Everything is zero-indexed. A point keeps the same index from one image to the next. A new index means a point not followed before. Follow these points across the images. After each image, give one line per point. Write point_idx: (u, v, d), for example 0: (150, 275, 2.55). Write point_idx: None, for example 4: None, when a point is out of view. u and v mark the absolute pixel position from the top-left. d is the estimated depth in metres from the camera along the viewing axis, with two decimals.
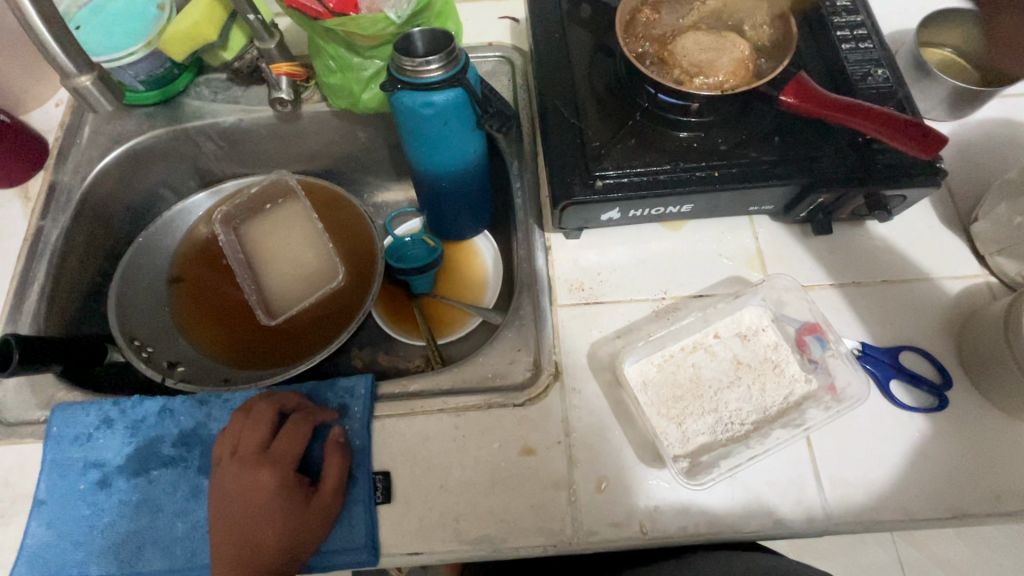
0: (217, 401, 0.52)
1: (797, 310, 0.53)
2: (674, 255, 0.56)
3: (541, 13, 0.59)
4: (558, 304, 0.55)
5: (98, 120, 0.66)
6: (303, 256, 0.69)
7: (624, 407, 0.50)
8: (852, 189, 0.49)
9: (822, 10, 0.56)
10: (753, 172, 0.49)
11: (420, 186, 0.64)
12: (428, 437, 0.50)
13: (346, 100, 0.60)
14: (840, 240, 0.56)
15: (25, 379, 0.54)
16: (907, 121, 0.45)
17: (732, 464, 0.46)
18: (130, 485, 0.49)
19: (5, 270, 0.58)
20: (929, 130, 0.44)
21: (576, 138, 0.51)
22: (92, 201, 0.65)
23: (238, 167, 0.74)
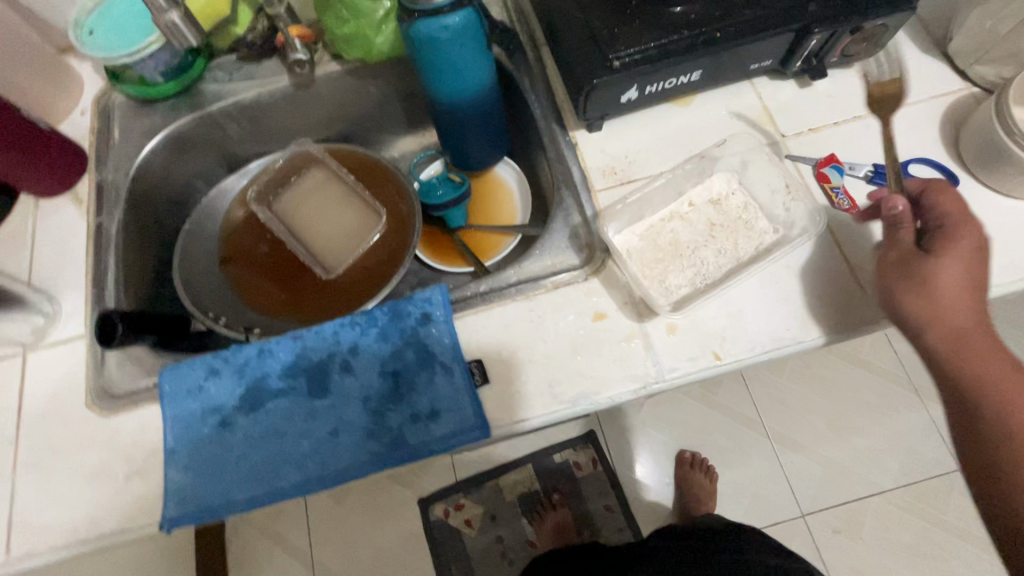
0: (308, 334, 0.56)
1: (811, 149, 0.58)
2: (692, 127, 0.61)
3: None
4: (597, 190, 0.59)
5: (127, 120, 0.70)
6: (343, 213, 0.73)
7: (681, 261, 0.55)
8: (840, 27, 0.54)
9: None
10: (752, 27, 0.54)
11: (443, 118, 0.69)
12: (508, 324, 0.55)
13: (360, 50, 0.64)
14: (835, 84, 0.61)
15: (125, 354, 0.58)
16: None
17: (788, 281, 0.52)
18: (249, 420, 0.53)
19: (80, 265, 0.62)
20: None
21: (586, 32, 0.56)
22: (137, 195, 0.69)
23: (262, 145, 0.78)
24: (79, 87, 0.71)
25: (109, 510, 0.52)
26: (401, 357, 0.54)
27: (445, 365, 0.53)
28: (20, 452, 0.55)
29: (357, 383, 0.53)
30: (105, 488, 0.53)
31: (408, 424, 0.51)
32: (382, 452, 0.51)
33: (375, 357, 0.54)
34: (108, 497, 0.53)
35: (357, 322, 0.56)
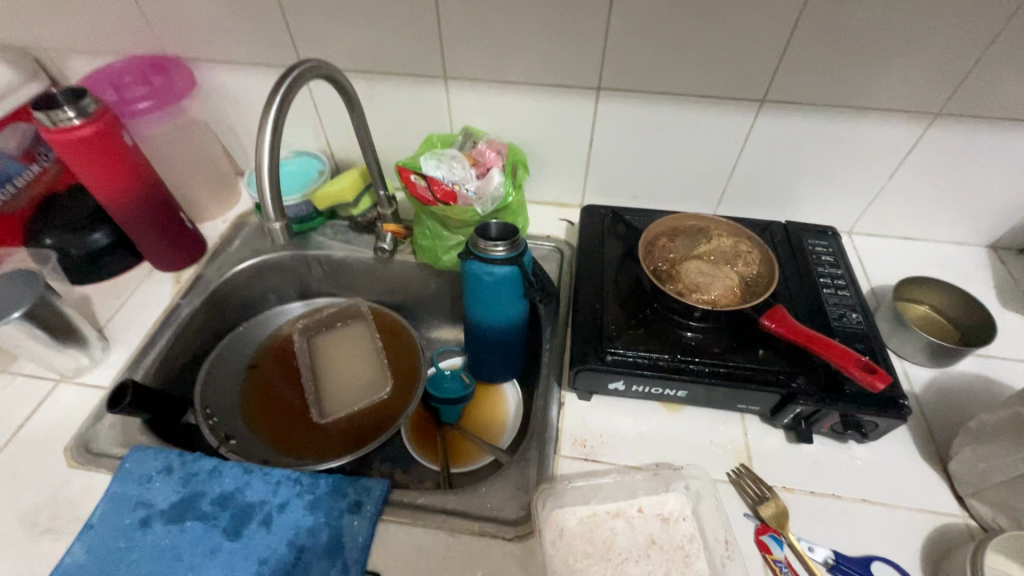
0: (259, 473, 0.61)
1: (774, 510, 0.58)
2: (668, 435, 0.64)
3: (588, 221, 0.77)
4: (561, 454, 0.62)
5: (247, 238, 0.89)
6: (360, 370, 0.83)
7: (609, 566, 0.54)
8: (825, 405, 0.57)
9: (809, 259, 0.70)
10: (739, 375, 0.60)
11: (472, 332, 0.79)
12: (422, 549, 0.55)
13: (429, 257, 0.79)
14: (822, 452, 0.62)
15: (120, 418, 0.66)
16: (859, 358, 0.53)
17: None
18: (164, 530, 0.57)
19: (143, 331, 0.75)
20: (877, 368, 0.52)
21: (597, 321, 0.65)
22: (220, 293, 0.84)
23: (333, 289, 0.93)
24: (233, 203, 0.93)
25: (7, 559, 0.55)
26: (316, 535, 0.56)
27: (347, 562, 0.54)
28: None
29: (266, 542, 0.56)
30: (20, 534, 0.57)
31: None
32: None
33: (296, 523, 0.57)
34: (15, 544, 0.56)
35: (302, 482, 0.60)
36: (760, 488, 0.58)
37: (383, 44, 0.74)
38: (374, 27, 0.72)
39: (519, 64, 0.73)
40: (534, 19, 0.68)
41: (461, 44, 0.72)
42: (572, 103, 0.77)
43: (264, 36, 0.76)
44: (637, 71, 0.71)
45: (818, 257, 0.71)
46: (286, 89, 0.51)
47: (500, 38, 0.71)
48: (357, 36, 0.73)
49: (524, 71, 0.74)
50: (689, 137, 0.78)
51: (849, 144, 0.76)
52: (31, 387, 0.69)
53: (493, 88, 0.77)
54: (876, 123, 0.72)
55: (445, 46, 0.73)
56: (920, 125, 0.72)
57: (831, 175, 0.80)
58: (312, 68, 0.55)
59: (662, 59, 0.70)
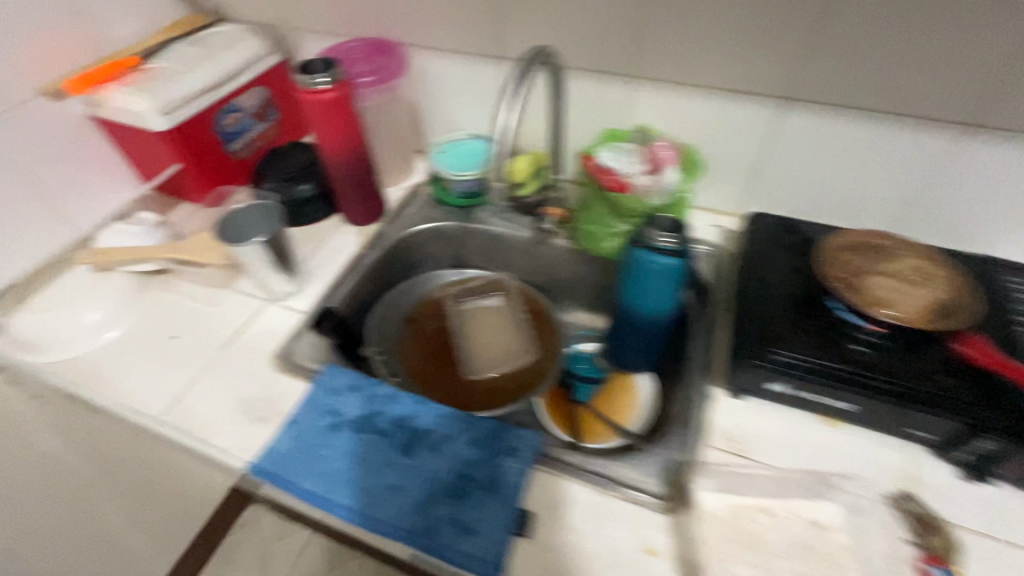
0: (429, 405, 0.68)
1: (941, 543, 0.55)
2: (824, 446, 0.63)
3: (757, 230, 0.78)
4: (709, 444, 0.63)
5: (419, 205, 0.99)
6: (503, 339, 0.89)
7: (755, 557, 0.54)
8: (1016, 445, 0.54)
9: (1004, 295, 0.66)
10: (913, 396, 0.58)
11: (621, 317, 0.82)
12: (571, 501, 0.60)
13: (590, 243, 0.83)
14: (1000, 498, 0.58)
15: (315, 339, 0.77)
16: None
17: None
18: (351, 436, 0.65)
19: (334, 271, 0.87)
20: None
21: (761, 322, 0.66)
22: (394, 250, 0.94)
23: (484, 262, 1.01)
24: (409, 174, 1.04)
25: (228, 433, 0.67)
26: (478, 467, 0.62)
27: (503, 498, 0.59)
28: (217, 359, 0.75)
29: (435, 465, 0.62)
30: (238, 415, 0.69)
31: (447, 525, 0.57)
32: (415, 530, 0.57)
33: (460, 454, 0.63)
34: (234, 422, 0.68)
35: (465, 420, 0.66)
36: (928, 518, 0.56)
37: (578, 40, 0.80)
38: (574, 27, 0.79)
39: (706, 68, 0.76)
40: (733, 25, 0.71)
41: (654, 45, 0.77)
42: (752, 110, 0.78)
43: (472, 27, 0.85)
44: (828, 84, 0.72)
45: (1015, 296, 0.66)
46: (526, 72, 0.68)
47: (693, 41, 0.74)
48: (556, 31, 0.81)
49: (709, 77, 0.77)
50: (871, 155, 0.77)
51: None
52: (246, 303, 0.83)
53: (674, 89, 0.80)
54: None
55: (638, 45, 0.78)
56: None
57: None
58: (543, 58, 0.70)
59: (860, 73, 0.70)
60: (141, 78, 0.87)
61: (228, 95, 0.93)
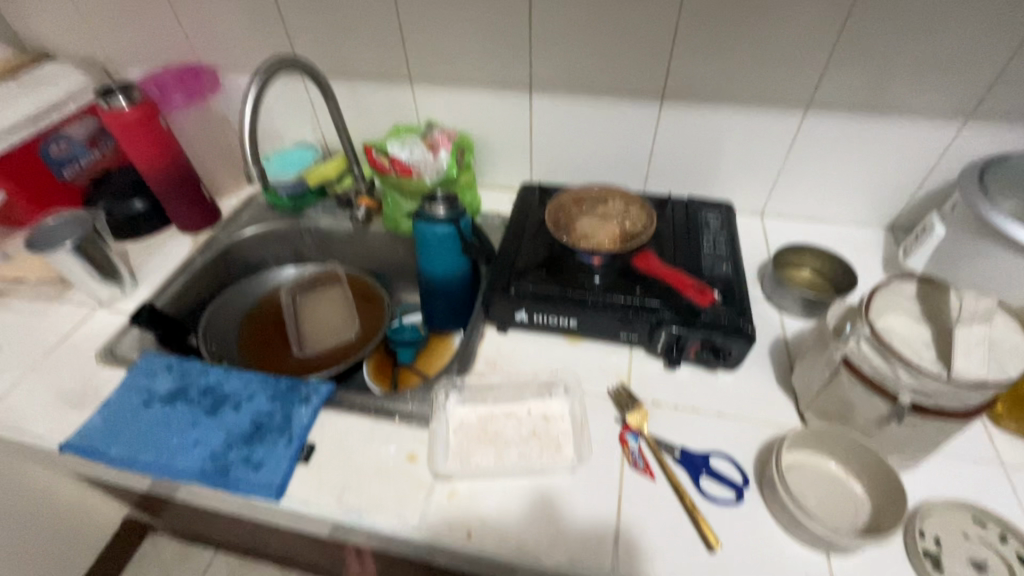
0: (237, 373, 0.77)
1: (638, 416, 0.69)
2: (566, 359, 0.77)
3: (524, 196, 0.92)
4: (474, 371, 0.76)
5: (254, 211, 1.08)
6: (334, 320, 1.00)
7: (493, 449, 0.67)
8: (683, 330, 0.70)
9: (699, 225, 0.84)
10: (616, 306, 0.73)
11: (425, 284, 0.94)
12: (351, 431, 0.70)
13: (393, 224, 0.97)
14: (693, 378, 0.74)
15: (139, 334, 0.85)
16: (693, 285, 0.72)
17: (568, 512, 0.61)
18: (161, 407, 0.73)
19: (165, 274, 0.95)
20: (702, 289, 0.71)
21: (511, 266, 0.80)
22: (228, 252, 1.03)
23: (322, 257, 1.11)
24: (245, 184, 1.13)
25: (45, 421, 0.73)
26: (273, 416, 0.72)
27: (292, 435, 0.69)
28: (41, 362, 0.81)
29: (235, 419, 0.72)
30: (57, 406, 0.75)
31: (238, 464, 0.67)
32: (208, 472, 0.66)
33: (259, 407, 0.73)
34: (53, 412, 0.74)
35: (267, 381, 0.76)
36: (629, 398, 0.70)
37: (361, 52, 0.93)
38: (354, 43, 0.92)
39: (466, 67, 0.91)
40: (473, 31, 0.86)
41: (420, 53, 0.91)
42: (512, 99, 0.94)
43: (271, 48, 0.96)
44: (557, 73, 0.88)
45: (708, 225, 0.84)
46: (265, 73, 0.74)
47: (449, 46, 0.89)
48: (340, 46, 0.93)
49: (471, 75, 0.92)
50: (610, 127, 0.94)
51: (747, 134, 0.89)
52: (76, 311, 0.89)
53: (448, 87, 0.95)
54: (763, 115, 0.86)
55: (408, 53, 0.91)
56: (800, 114, 0.85)
57: (736, 160, 0.93)
58: (290, 63, 0.78)
59: (577, 62, 0.86)
60: None
61: (53, 125, 1.00)
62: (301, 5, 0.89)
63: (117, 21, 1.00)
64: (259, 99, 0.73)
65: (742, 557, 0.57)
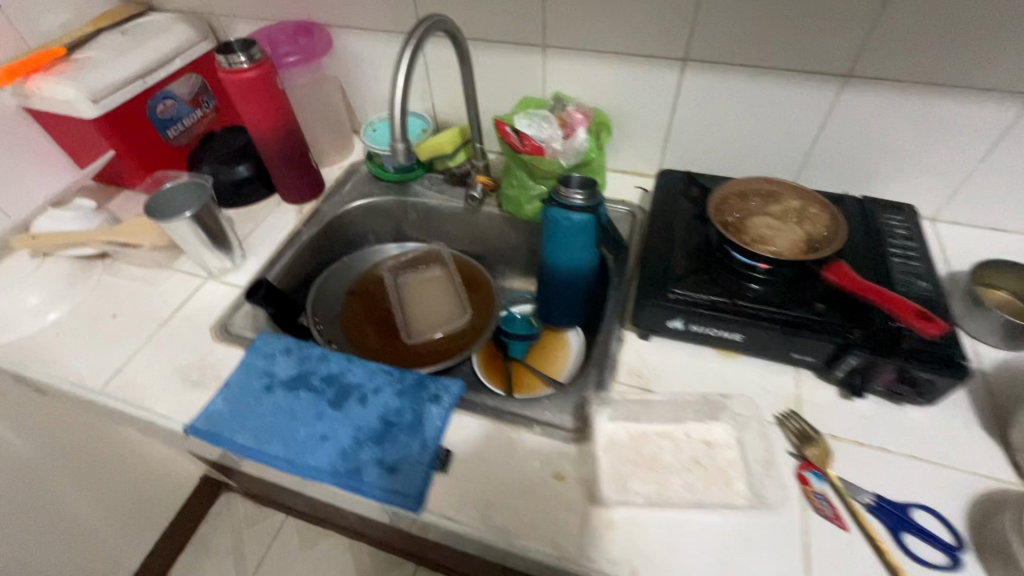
0: (359, 363, 0.72)
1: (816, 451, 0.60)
2: (722, 376, 0.68)
3: (665, 184, 0.82)
4: (618, 382, 0.69)
5: (357, 183, 1.02)
6: (442, 304, 0.94)
7: (652, 475, 0.59)
8: (879, 359, 0.60)
9: (883, 231, 0.72)
10: (795, 323, 0.63)
11: (546, 275, 0.86)
12: (488, 439, 0.64)
13: (513, 207, 0.88)
14: (875, 411, 0.64)
15: (252, 311, 0.80)
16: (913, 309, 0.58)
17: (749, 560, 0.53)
18: (284, 395, 0.69)
19: (272, 247, 0.90)
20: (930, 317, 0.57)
21: (663, 266, 0.71)
22: (332, 226, 0.97)
23: (424, 235, 1.05)
24: (346, 153, 1.07)
25: (166, 399, 0.70)
26: (403, 415, 0.66)
27: (425, 439, 0.64)
28: (156, 334, 0.78)
29: (362, 415, 0.67)
30: (176, 384, 0.72)
31: (371, 467, 0.62)
32: (340, 473, 0.61)
33: (386, 404, 0.67)
34: (172, 390, 0.71)
35: (392, 375, 0.70)
36: (808, 430, 0.61)
37: (493, 14, 0.83)
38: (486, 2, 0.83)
39: (611, 35, 0.80)
40: None
41: (560, 16, 0.81)
42: (658, 74, 0.83)
43: (392, 6, 0.88)
44: (720, 46, 0.77)
45: (893, 231, 0.72)
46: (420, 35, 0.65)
47: (596, 10, 0.78)
48: (471, 6, 0.84)
49: (615, 44, 0.81)
50: (769, 111, 0.82)
51: (940, 126, 0.76)
52: (186, 281, 0.85)
53: (585, 57, 0.84)
54: (969, 106, 0.73)
55: (547, 17, 0.81)
56: (1014, 106, 0.71)
57: (915, 158, 0.81)
58: (439, 24, 0.68)
59: (748, 33, 0.74)
60: (70, 68, 0.88)
61: (160, 81, 0.95)
62: None
63: None
64: (414, 64, 0.64)
65: None
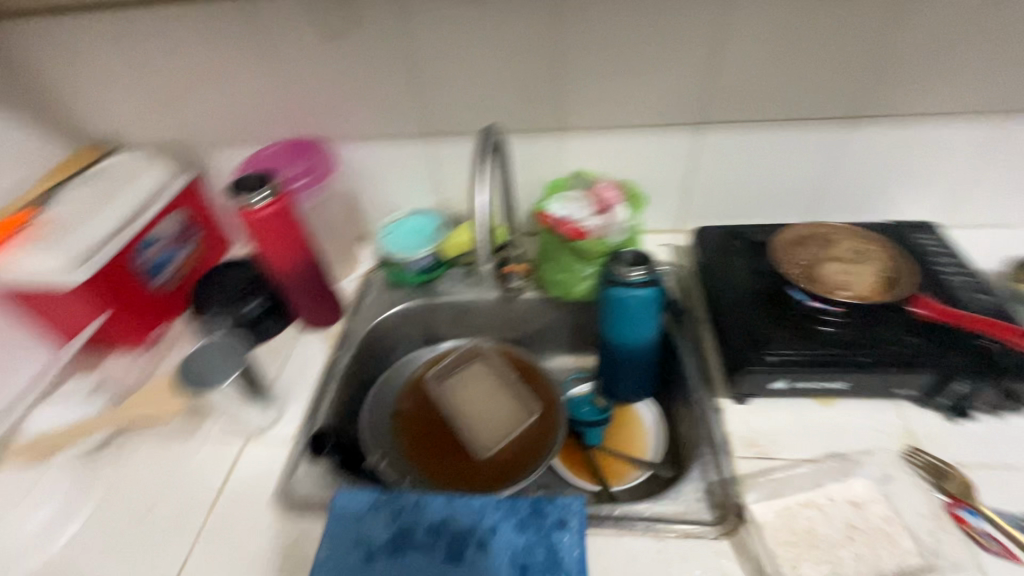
0: (460, 501, 0.64)
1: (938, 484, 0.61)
2: (830, 426, 0.68)
3: (706, 243, 0.86)
4: (736, 456, 0.66)
5: (377, 292, 0.96)
6: (503, 403, 0.85)
7: (791, 550, 0.58)
8: (987, 380, 0.63)
9: (922, 250, 0.79)
10: (895, 362, 0.65)
11: (609, 352, 0.83)
12: (635, 556, 0.59)
13: (560, 289, 0.87)
14: (982, 426, 0.66)
15: (314, 468, 0.71)
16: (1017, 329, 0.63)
17: None
18: (389, 562, 0.60)
19: (310, 385, 0.81)
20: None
21: (747, 328, 0.71)
22: (365, 345, 0.90)
23: (455, 332, 0.98)
24: (357, 263, 1.00)
25: None
26: (532, 550, 0.60)
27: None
28: (205, 523, 0.66)
29: (487, 564, 0.59)
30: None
31: None
32: None
33: (510, 543, 0.60)
34: None
35: (503, 506, 0.64)
36: (938, 466, 0.62)
37: (507, 100, 0.83)
38: (494, 98, 0.83)
39: (623, 109, 0.83)
40: (641, 71, 0.78)
41: (573, 97, 0.82)
42: (673, 139, 0.85)
43: (396, 109, 0.86)
44: (728, 108, 0.81)
45: (931, 249, 0.80)
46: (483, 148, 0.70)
47: (613, 84, 0.80)
48: (483, 96, 0.83)
49: (629, 115, 0.83)
50: (782, 155, 0.86)
51: (942, 147, 0.83)
52: (220, 447, 0.74)
53: (599, 134, 0.86)
54: (960, 124, 0.80)
55: (562, 97, 0.82)
56: (997, 122, 0.79)
57: (918, 177, 0.87)
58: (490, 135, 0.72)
59: (754, 92, 0.79)
60: (42, 231, 0.78)
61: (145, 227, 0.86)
62: (441, 54, 0.79)
63: (208, 100, 0.87)
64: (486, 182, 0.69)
65: None
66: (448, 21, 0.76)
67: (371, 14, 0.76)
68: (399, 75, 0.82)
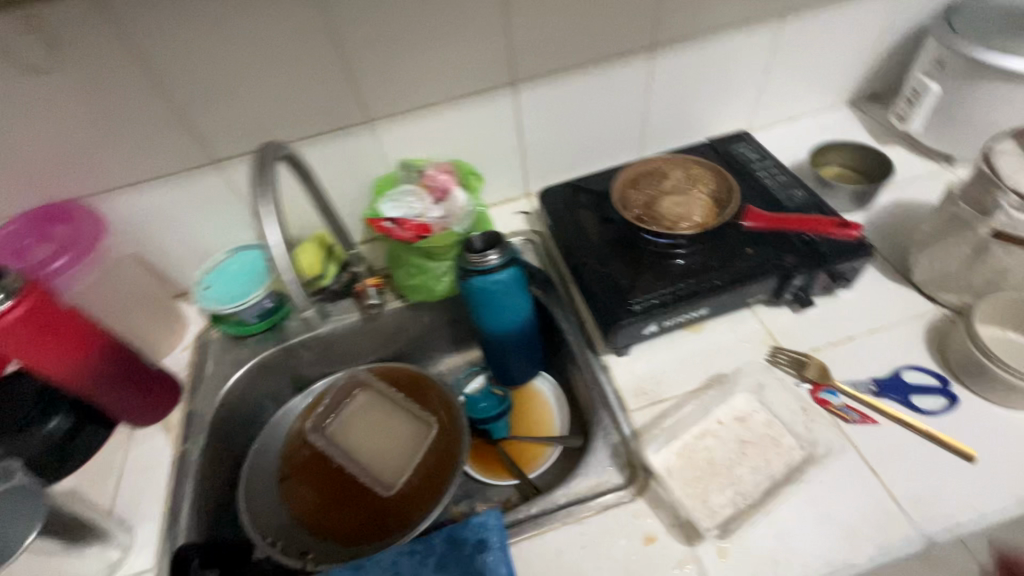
0: (370, 564, 0.57)
1: (800, 376, 0.65)
2: (705, 352, 0.70)
3: (552, 203, 0.83)
4: (632, 410, 0.66)
5: (217, 355, 0.82)
6: (398, 429, 0.77)
7: (698, 485, 0.59)
8: (817, 269, 0.68)
9: (740, 161, 0.84)
10: (742, 277, 0.68)
11: (488, 343, 0.78)
12: (562, 548, 0.57)
13: (421, 294, 0.80)
14: (824, 310, 0.72)
15: None
16: (831, 221, 0.69)
17: (825, 503, 0.56)
18: None
19: (160, 493, 0.68)
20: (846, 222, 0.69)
21: (609, 282, 0.70)
22: (220, 420, 0.77)
23: (327, 367, 0.88)
24: (185, 327, 0.85)
25: None
26: None
27: None
28: None
29: None
30: None
31: None
32: None
33: None
34: None
35: (418, 550, 0.58)
36: (798, 357, 0.66)
37: (297, 104, 0.72)
38: (280, 104, 0.71)
39: (430, 85, 0.75)
40: (435, 42, 0.71)
41: (371, 84, 0.73)
42: (492, 105, 0.80)
43: (163, 143, 0.70)
44: (537, 62, 0.77)
45: (748, 157, 0.85)
46: (264, 169, 0.55)
47: (411, 63, 0.72)
48: (267, 105, 0.71)
49: (438, 91, 0.76)
50: (601, 98, 0.85)
51: (737, 59, 0.87)
52: None
53: (414, 117, 0.78)
54: (745, 35, 0.84)
55: (359, 88, 0.73)
56: (774, 28, 0.85)
57: (724, 91, 0.91)
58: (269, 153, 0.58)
59: (557, 41, 0.76)
60: None
61: None
62: (195, 67, 0.65)
63: None
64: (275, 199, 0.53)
65: (994, 451, 0.57)
66: (186, 28, 0.61)
67: (76, 34, 0.59)
68: (150, 102, 0.66)
